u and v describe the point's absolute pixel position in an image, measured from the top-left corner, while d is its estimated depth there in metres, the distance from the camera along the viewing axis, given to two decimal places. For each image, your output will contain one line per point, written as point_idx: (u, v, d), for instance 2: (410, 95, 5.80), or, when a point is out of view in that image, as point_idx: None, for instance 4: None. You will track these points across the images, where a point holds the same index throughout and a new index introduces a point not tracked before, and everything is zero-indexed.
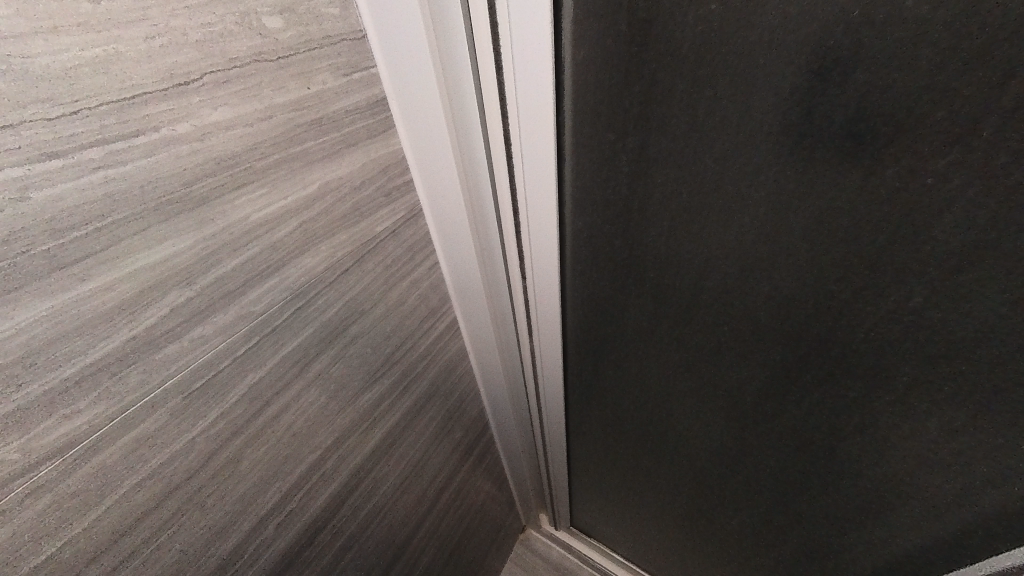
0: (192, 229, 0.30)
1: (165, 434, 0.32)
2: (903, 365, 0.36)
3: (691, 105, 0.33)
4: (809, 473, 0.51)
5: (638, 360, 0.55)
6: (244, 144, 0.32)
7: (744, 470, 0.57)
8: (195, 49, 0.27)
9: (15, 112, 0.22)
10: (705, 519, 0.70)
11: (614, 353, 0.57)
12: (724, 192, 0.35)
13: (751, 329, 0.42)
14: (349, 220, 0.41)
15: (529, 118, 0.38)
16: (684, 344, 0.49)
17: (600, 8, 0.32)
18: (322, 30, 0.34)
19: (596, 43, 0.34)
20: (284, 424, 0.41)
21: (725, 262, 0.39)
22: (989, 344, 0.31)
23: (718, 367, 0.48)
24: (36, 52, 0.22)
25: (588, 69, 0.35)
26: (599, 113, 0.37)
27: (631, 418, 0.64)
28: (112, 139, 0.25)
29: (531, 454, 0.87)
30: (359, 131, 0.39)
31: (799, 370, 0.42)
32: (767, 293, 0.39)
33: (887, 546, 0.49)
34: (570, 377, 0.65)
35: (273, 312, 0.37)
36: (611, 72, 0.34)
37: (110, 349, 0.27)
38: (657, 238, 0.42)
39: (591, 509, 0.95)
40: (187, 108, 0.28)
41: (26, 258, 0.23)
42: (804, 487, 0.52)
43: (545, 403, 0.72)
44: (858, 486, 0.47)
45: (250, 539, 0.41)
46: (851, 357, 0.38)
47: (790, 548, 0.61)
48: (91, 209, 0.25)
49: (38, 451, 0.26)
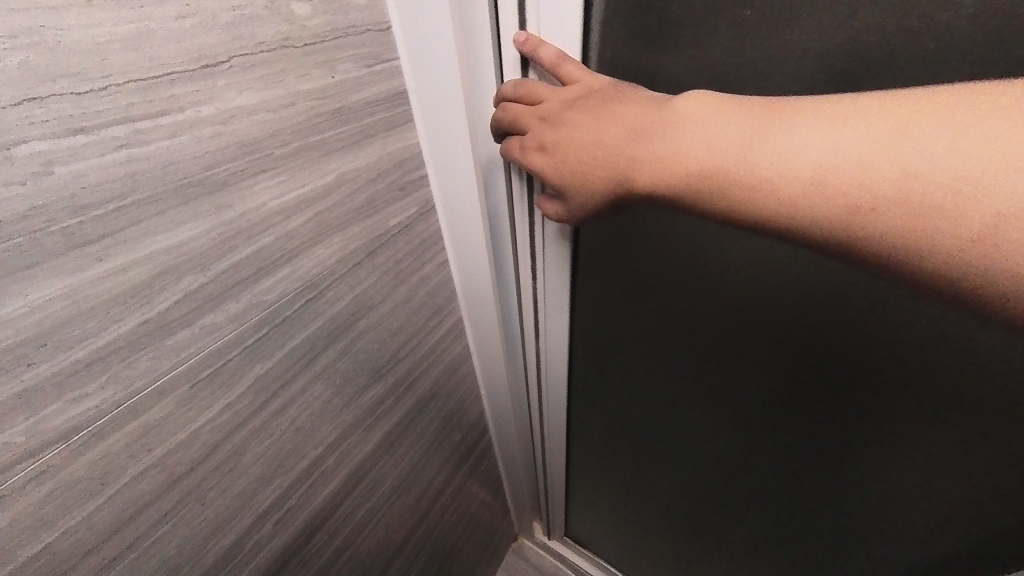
0: (209, 214, 0.29)
1: (170, 423, 0.31)
2: (909, 345, 0.40)
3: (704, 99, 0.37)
4: (819, 460, 0.53)
5: (651, 357, 0.57)
6: (266, 130, 0.31)
7: (756, 463, 0.59)
8: (224, 31, 0.27)
9: (44, 85, 0.21)
10: (715, 521, 0.71)
11: (626, 350, 0.58)
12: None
13: (767, 320, 0.46)
14: (364, 212, 0.41)
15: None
16: (692, 337, 0.52)
17: (625, 17, 0.36)
18: (348, 19, 0.34)
19: (621, 48, 0.38)
20: (289, 417, 0.40)
21: (744, 255, 0.43)
22: (968, 315, 0.36)
23: (733, 360, 0.51)
24: (70, 25, 0.21)
25: (612, 72, 0.39)
26: None
27: (635, 414, 0.66)
28: (137, 118, 0.24)
29: (528, 460, 0.87)
30: (378, 123, 0.39)
31: (812, 360, 0.46)
32: (782, 285, 0.43)
33: (902, 525, 0.52)
34: (575, 375, 0.67)
35: (285, 303, 0.36)
36: (633, 75, 0.39)
37: (122, 333, 0.27)
38: (680, 232, 0.44)
39: (585, 515, 0.95)
40: (213, 90, 0.27)
41: (45, 234, 0.23)
42: (815, 473, 0.55)
43: (547, 404, 0.72)
44: (870, 468, 0.50)
45: (249, 536, 0.41)
46: (862, 344, 0.42)
47: (805, 540, 0.63)
48: (112, 187, 0.24)
49: (44, 435, 0.25)
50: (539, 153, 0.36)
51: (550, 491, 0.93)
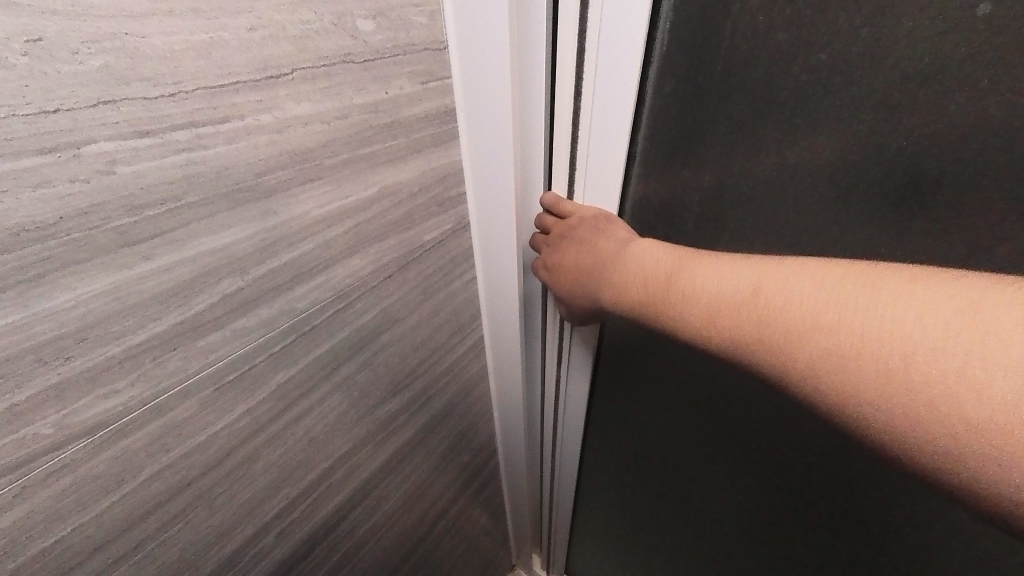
0: (254, 219, 0.29)
1: (191, 425, 0.31)
2: None
3: (760, 128, 0.36)
4: (850, 533, 0.49)
5: (672, 395, 0.55)
6: (318, 140, 0.31)
7: (780, 525, 0.55)
8: (291, 43, 0.27)
9: (119, 87, 0.22)
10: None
11: (647, 384, 0.57)
12: (782, 210, 0.38)
13: None
14: (401, 226, 0.40)
15: (605, 115, 0.40)
16: (723, 383, 0.49)
17: (687, 52, 0.37)
18: (408, 37, 0.34)
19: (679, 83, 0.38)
20: (304, 426, 0.39)
21: None
22: None
23: (758, 413, 0.48)
24: (149, 32, 0.22)
25: (668, 105, 0.40)
26: (675, 146, 0.41)
27: (653, 448, 0.64)
28: (200, 123, 0.25)
29: (538, 475, 0.86)
30: (424, 139, 0.39)
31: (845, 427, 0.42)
32: None
33: None
34: (596, 396, 0.66)
35: (314, 311, 0.36)
36: (688, 111, 0.39)
37: (157, 332, 0.27)
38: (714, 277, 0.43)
39: (594, 546, 0.92)
40: (274, 100, 0.28)
41: (100, 231, 0.23)
42: (848, 548, 0.50)
43: (562, 421, 0.71)
44: (912, 552, 0.45)
45: (250, 545, 0.40)
46: None
47: None
48: (168, 189, 0.25)
49: (70, 429, 0.25)
50: (548, 269, 0.48)
51: (554, 516, 0.92)
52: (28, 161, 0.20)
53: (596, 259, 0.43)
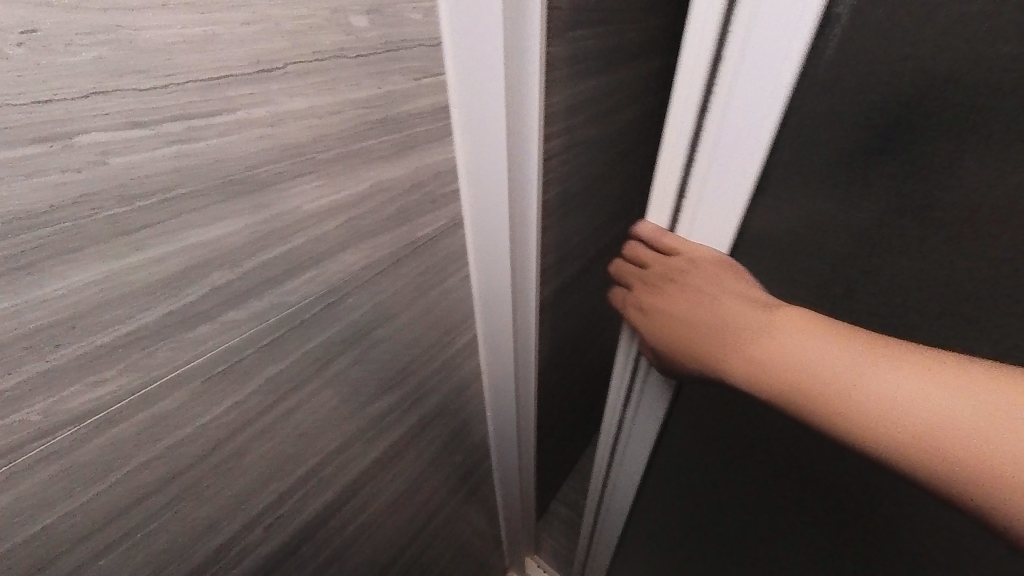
0: (244, 212, 0.30)
1: (180, 416, 0.31)
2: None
3: (939, 144, 0.33)
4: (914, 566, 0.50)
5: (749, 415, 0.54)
6: (311, 135, 0.32)
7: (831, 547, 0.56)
8: (285, 39, 0.28)
9: (112, 79, 0.22)
10: None
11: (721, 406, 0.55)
12: (900, 235, 0.36)
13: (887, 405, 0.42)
14: (394, 222, 0.41)
15: (734, 133, 0.35)
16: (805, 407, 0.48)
17: (861, 53, 0.32)
18: (402, 33, 0.34)
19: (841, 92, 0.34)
20: (294, 421, 0.39)
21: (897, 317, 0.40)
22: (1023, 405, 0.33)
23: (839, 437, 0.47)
24: (143, 25, 0.22)
25: (817, 121, 0.35)
26: (822, 165, 0.37)
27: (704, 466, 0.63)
28: (192, 115, 0.25)
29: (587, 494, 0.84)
30: (418, 136, 0.39)
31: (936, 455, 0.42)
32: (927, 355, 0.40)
33: None
34: (663, 439, 0.62)
35: (304, 306, 0.36)
36: (847, 123, 0.35)
37: (147, 322, 0.27)
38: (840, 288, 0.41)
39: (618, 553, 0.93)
40: (268, 95, 0.28)
41: (91, 220, 0.23)
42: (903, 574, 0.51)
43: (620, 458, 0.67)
44: None
45: (237, 539, 0.40)
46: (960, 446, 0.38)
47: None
48: (160, 180, 0.25)
49: (58, 417, 0.25)
50: (648, 312, 0.44)
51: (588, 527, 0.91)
52: (19, 149, 0.20)
53: (717, 314, 0.39)
